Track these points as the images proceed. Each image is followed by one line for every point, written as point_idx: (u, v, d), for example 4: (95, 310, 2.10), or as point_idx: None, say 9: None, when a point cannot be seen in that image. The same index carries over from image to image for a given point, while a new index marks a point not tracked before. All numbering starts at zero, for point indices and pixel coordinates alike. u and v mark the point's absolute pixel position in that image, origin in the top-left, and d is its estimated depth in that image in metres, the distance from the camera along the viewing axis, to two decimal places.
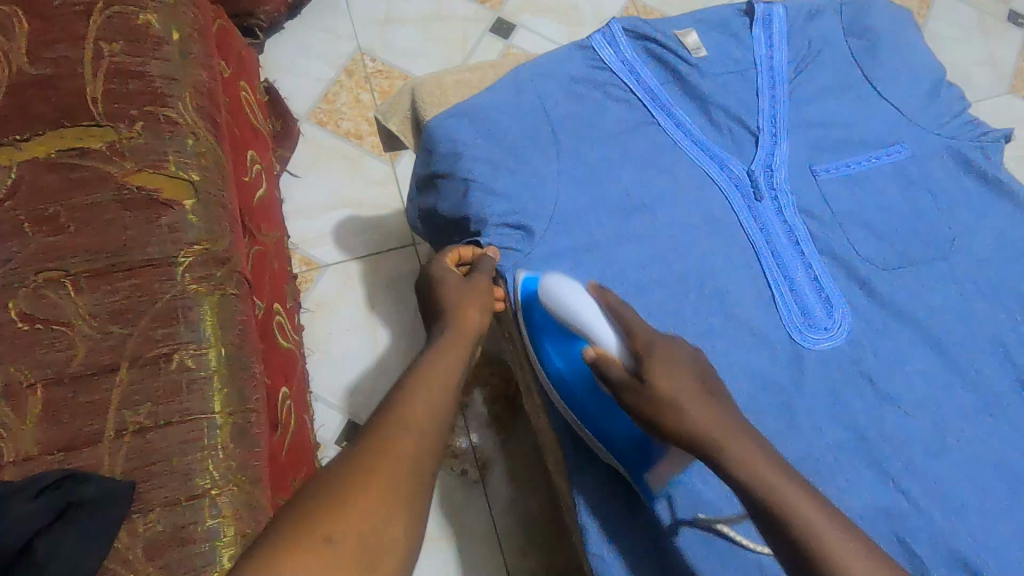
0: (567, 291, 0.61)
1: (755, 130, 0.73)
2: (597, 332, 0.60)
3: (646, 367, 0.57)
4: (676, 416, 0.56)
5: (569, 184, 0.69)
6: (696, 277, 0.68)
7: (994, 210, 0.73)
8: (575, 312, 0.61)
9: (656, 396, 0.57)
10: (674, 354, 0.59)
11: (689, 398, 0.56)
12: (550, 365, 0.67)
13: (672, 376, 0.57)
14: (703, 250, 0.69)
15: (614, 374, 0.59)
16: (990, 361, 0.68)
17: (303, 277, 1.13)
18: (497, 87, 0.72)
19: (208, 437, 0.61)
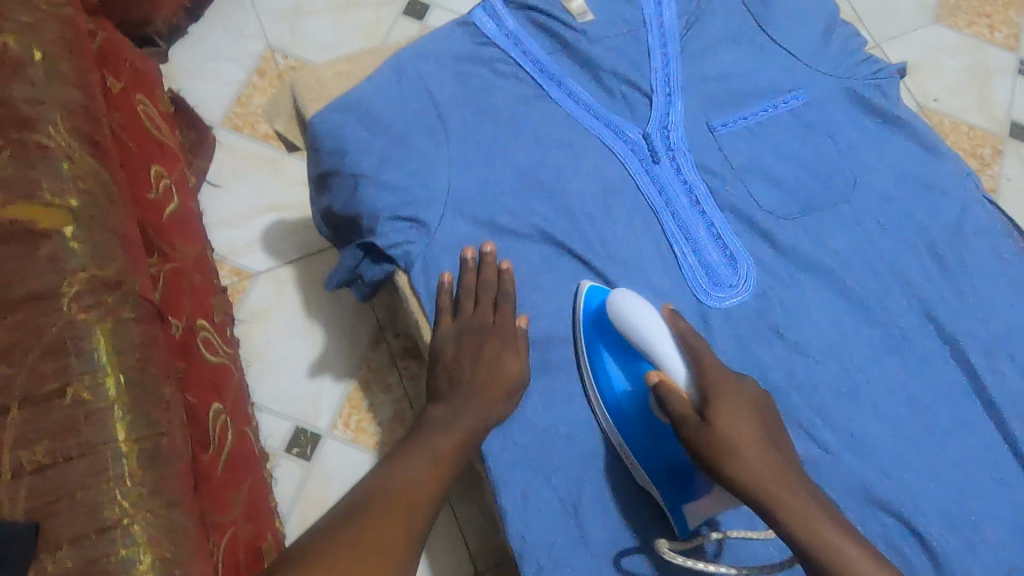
0: (638, 311, 0.60)
1: (649, 92, 0.72)
2: (665, 360, 0.59)
3: (712, 408, 0.56)
4: (735, 457, 0.55)
5: (462, 168, 0.67)
6: (598, 249, 0.67)
7: (895, 146, 0.73)
8: (642, 335, 0.60)
9: (717, 435, 0.55)
10: (737, 392, 0.58)
11: (748, 444, 0.55)
12: (607, 389, 0.64)
13: (736, 418, 0.56)
14: (607, 220, 0.68)
15: (673, 400, 0.58)
16: (898, 298, 0.68)
17: (234, 288, 1.11)
18: (378, 75, 0.69)
19: (114, 467, 0.59)
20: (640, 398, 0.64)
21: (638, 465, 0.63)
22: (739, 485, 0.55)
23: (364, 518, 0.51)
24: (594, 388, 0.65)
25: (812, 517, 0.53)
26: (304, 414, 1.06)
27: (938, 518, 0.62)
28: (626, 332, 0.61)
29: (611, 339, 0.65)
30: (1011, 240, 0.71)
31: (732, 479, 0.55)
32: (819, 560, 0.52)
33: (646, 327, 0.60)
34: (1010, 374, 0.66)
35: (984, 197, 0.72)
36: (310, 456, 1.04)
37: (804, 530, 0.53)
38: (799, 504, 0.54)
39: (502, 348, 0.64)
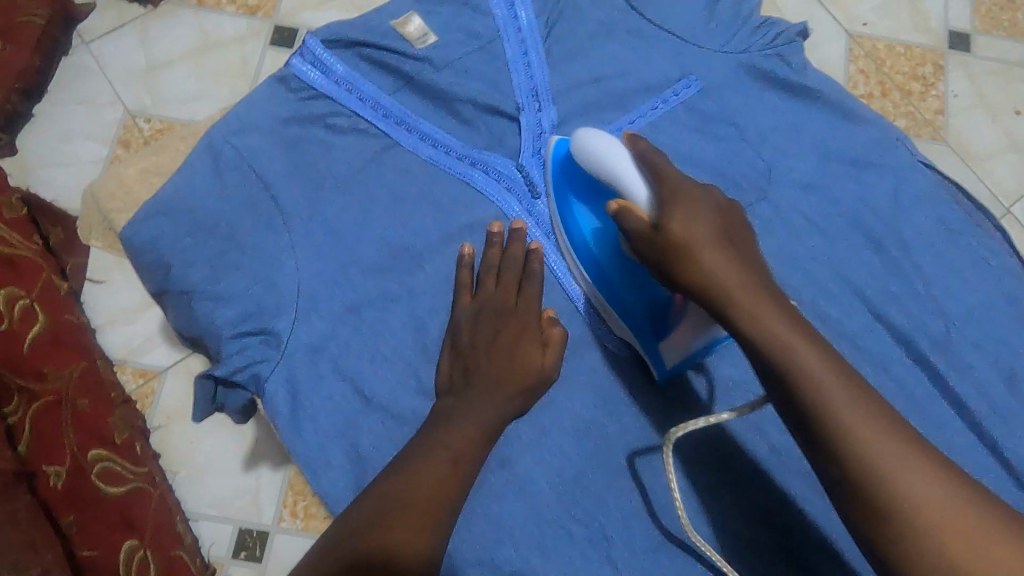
0: (605, 149, 0.51)
1: (515, 113, 0.61)
2: (624, 181, 0.50)
3: (666, 210, 0.48)
4: (686, 253, 0.47)
5: (310, 255, 0.56)
6: (506, 307, 0.53)
7: (810, 121, 0.63)
8: (606, 164, 0.51)
9: (670, 240, 0.48)
10: (701, 202, 0.49)
11: (708, 245, 0.47)
12: (573, 221, 0.57)
13: (694, 223, 0.48)
14: (500, 271, 0.55)
15: (633, 225, 0.49)
16: (839, 302, 0.59)
17: (141, 391, 0.93)
18: (192, 164, 0.58)
19: None
20: (608, 239, 0.55)
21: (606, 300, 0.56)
22: (694, 281, 0.47)
23: (389, 522, 0.44)
24: (554, 213, 0.58)
25: (808, 358, 0.44)
26: (246, 515, 0.89)
27: None
28: (591, 165, 0.52)
29: (579, 179, 0.56)
30: (957, 204, 0.61)
31: (680, 262, 0.48)
32: (769, 348, 0.45)
33: (610, 157, 0.51)
34: (975, 365, 0.57)
35: (919, 159, 0.62)
36: (262, 556, 0.88)
37: (797, 370, 0.44)
38: (754, 299, 0.46)
39: (486, 402, 0.50)
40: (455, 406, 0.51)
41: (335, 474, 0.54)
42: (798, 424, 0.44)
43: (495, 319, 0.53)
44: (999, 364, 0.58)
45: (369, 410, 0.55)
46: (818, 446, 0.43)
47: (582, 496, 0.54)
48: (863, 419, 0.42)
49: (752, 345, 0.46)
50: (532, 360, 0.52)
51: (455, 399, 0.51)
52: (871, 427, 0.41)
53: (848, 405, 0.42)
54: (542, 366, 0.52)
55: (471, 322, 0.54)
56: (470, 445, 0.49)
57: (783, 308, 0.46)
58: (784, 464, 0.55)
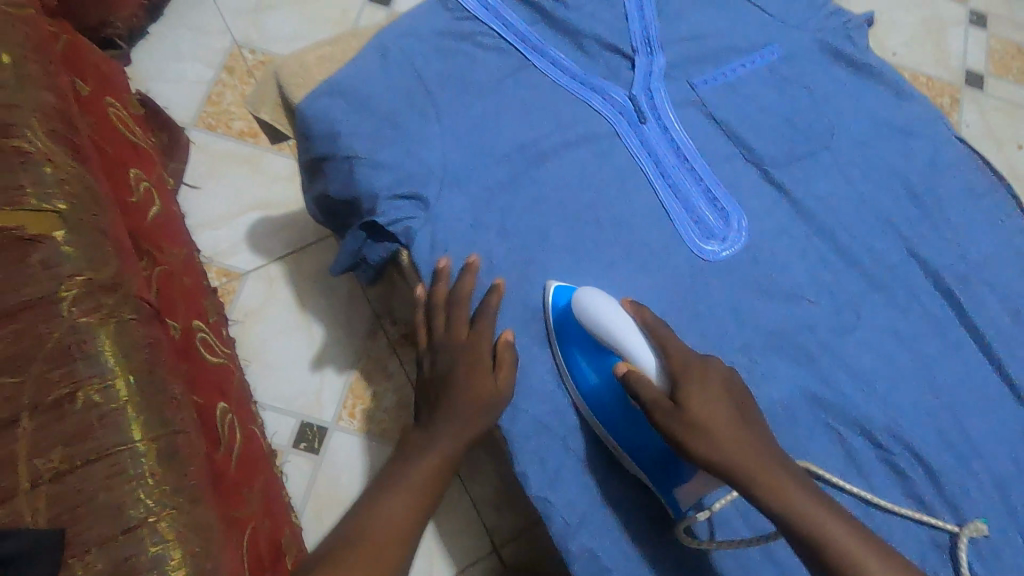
0: (609, 315, 0.60)
1: (631, 54, 0.73)
2: (631, 347, 0.59)
3: (683, 391, 0.56)
4: (710, 443, 0.55)
5: (454, 144, 0.67)
6: (460, 347, 0.63)
7: (869, 93, 0.75)
8: (608, 326, 0.60)
9: (690, 417, 0.56)
10: (708, 375, 0.58)
11: (721, 426, 0.56)
12: (578, 373, 0.64)
13: (714, 407, 0.56)
14: (457, 307, 0.64)
15: (643, 390, 0.58)
16: (882, 239, 0.71)
17: (224, 289, 1.09)
18: (362, 57, 0.69)
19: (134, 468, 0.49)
20: (613, 392, 0.63)
21: (625, 449, 0.64)
22: (720, 470, 0.55)
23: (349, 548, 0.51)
24: (563, 371, 0.65)
25: (801, 502, 0.53)
26: (309, 410, 1.05)
27: (935, 439, 0.65)
28: (596, 329, 0.61)
29: (582, 339, 0.64)
30: (982, 174, 0.74)
31: (708, 460, 0.55)
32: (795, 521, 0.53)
33: (614, 321, 0.60)
34: (989, 301, 0.69)
35: (954, 136, 0.75)
36: (319, 449, 1.04)
37: (800, 519, 0.53)
38: (764, 471, 0.55)
39: (432, 443, 0.60)
40: (418, 447, 0.61)
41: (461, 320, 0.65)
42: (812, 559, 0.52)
43: (456, 349, 0.63)
44: (1008, 304, 0.70)
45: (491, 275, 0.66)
46: None
47: None
48: (833, 520, 0.52)
49: (785, 522, 0.53)
50: (484, 387, 0.61)
51: (421, 430, 0.62)
52: (848, 535, 0.52)
53: (805, 498, 0.54)
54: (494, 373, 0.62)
55: (432, 359, 0.64)
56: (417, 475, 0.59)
57: (771, 455, 0.56)
58: (832, 360, 0.66)
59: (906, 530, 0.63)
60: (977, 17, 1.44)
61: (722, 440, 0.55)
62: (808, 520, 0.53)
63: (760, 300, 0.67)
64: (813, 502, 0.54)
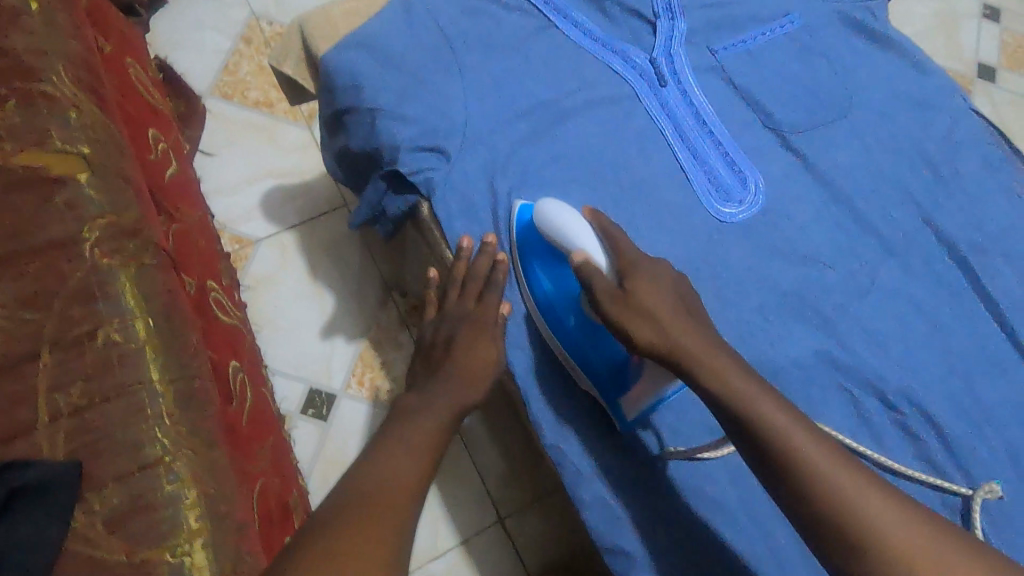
0: (561, 214, 0.60)
1: (652, 18, 0.73)
2: (578, 242, 0.59)
3: (630, 284, 0.57)
4: (654, 326, 0.56)
5: (476, 99, 0.68)
6: (464, 313, 0.65)
7: (888, 64, 0.76)
8: (560, 223, 0.60)
9: (631, 305, 0.57)
10: (654, 272, 0.59)
11: (663, 314, 0.56)
12: (536, 283, 0.66)
13: (653, 293, 0.57)
14: (466, 284, 0.65)
15: (590, 279, 0.58)
16: (898, 206, 0.71)
17: (237, 255, 1.10)
18: (386, 13, 0.70)
19: (151, 407, 0.52)
20: (569, 295, 0.65)
21: (583, 372, 0.65)
22: (664, 350, 0.56)
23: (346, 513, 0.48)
24: (523, 284, 0.67)
25: (766, 406, 0.52)
26: (318, 376, 1.06)
27: (946, 403, 0.65)
28: (545, 227, 0.61)
29: (540, 249, 0.66)
30: (998, 147, 0.75)
31: (656, 347, 0.56)
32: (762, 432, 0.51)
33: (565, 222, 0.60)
34: (1003, 270, 0.70)
35: (970, 109, 0.76)
36: (327, 415, 1.04)
37: (772, 434, 0.51)
38: (716, 360, 0.54)
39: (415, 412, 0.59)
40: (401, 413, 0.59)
41: (481, 272, 0.65)
42: (768, 467, 0.51)
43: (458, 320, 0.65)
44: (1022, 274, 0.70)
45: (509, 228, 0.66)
46: (799, 502, 0.49)
47: None
48: (804, 437, 0.50)
49: (750, 430, 0.51)
50: (485, 355, 0.63)
51: (415, 398, 0.61)
52: (827, 458, 0.49)
53: (777, 412, 0.51)
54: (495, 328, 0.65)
55: (438, 326, 0.66)
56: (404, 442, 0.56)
57: (729, 356, 0.55)
58: (845, 323, 0.67)
59: (921, 494, 0.63)
60: (992, 10, 1.45)
61: (664, 329, 0.56)
62: (798, 452, 0.49)
63: (776, 262, 0.68)
64: (759, 392, 0.53)
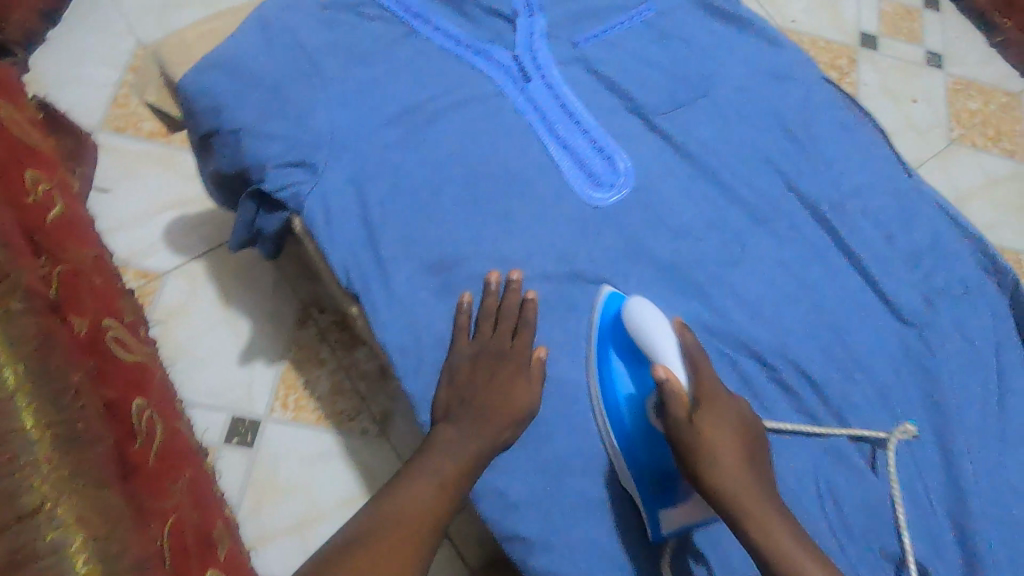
0: (660, 335, 0.61)
1: (512, 16, 0.75)
2: (667, 358, 0.60)
3: (700, 413, 0.58)
4: (716, 465, 0.57)
5: (341, 111, 0.68)
6: (503, 353, 0.64)
7: (743, 42, 0.80)
8: (651, 339, 0.61)
9: (700, 438, 0.58)
10: (727, 409, 0.60)
11: (726, 449, 0.58)
12: (608, 393, 0.64)
13: (720, 428, 0.58)
14: (499, 320, 0.65)
15: (674, 401, 0.58)
16: (762, 175, 0.75)
17: (143, 290, 1.07)
18: (242, 31, 0.69)
19: (24, 448, 0.40)
20: (638, 404, 0.64)
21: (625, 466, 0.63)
22: (720, 495, 0.57)
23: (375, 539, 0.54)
24: (596, 390, 0.65)
25: (779, 536, 0.56)
26: (239, 404, 1.04)
27: (820, 356, 0.69)
28: (637, 331, 0.62)
29: (621, 341, 0.65)
30: (851, 111, 0.79)
31: (711, 481, 0.58)
32: (774, 559, 0.55)
33: (659, 333, 0.61)
34: (864, 225, 0.74)
35: (822, 78, 0.80)
36: (253, 441, 1.03)
37: (769, 544, 0.56)
38: (758, 502, 0.57)
39: (435, 453, 0.61)
40: (438, 446, 0.61)
41: (362, 279, 0.65)
42: None
43: (491, 360, 0.64)
44: (881, 227, 0.74)
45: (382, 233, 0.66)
46: None
47: (562, 307, 0.68)
48: (804, 555, 0.55)
49: (766, 559, 0.55)
50: (515, 404, 0.62)
51: (454, 427, 0.62)
52: (818, 570, 0.54)
53: (787, 539, 0.55)
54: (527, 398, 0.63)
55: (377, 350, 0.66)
56: (420, 495, 0.58)
57: (762, 488, 0.58)
58: (719, 293, 0.70)
59: (801, 445, 0.67)
60: None
61: (727, 464, 0.57)
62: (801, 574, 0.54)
63: (650, 240, 0.71)
64: (790, 538, 0.56)
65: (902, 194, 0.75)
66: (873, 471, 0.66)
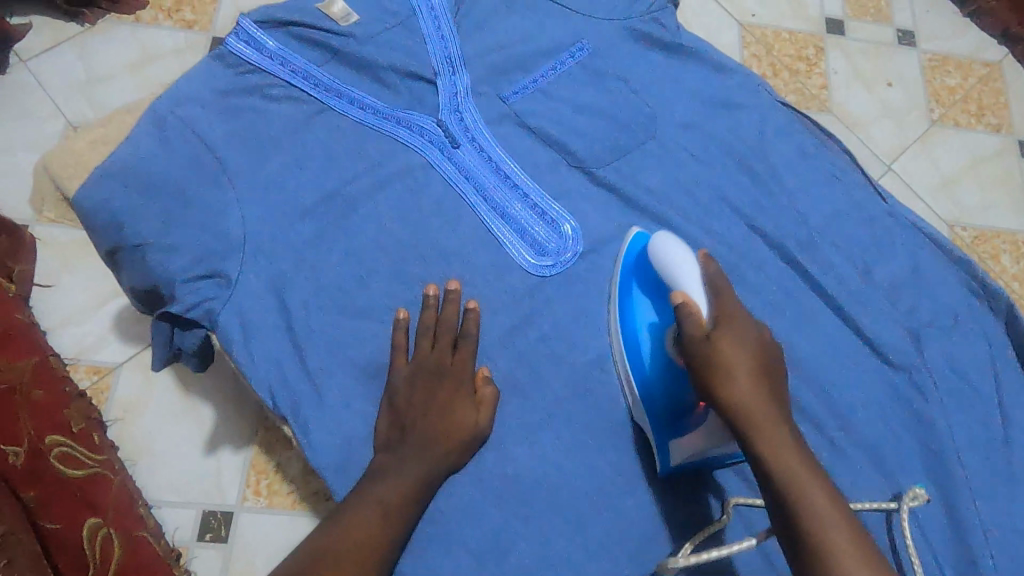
0: (679, 261, 0.56)
1: (432, 78, 0.69)
2: (685, 281, 0.55)
3: (720, 330, 0.52)
4: (737, 396, 0.50)
5: (253, 208, 0.63)
6: (442, 371, 0.60)
7: (686, 72, 0.73)
8: (671, 264, 0.56)
9: (718, 357, 0.51)
10: (749, 331, 0.53)
11: (744, 373, 0.51)
12: (644, 310, 0.61)
13: (740, 348, 0.52)
14: (435, 334, 0.61)
15: (688, 323, 0.52)
16: (721, 217, 0.69)
17: (94, 388, 0.94)
18: (137, 133, 0.64)
19: None
20: (663, 332, 0.60)
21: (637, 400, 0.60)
22: (744, 427, 0.50)
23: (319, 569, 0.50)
24: (622, 312, 0.62)
25: (802, 475, 0.48)
26: (209, 497, 0.91)
27: (799, 415, 0.64)
28: (658, 259, 0.58)
29: (647, 277, 0.62)
30: (811, 134, 0.73)
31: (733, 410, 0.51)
32: (793, 496, 0.48)
33: (680, 262, 0.56)
34: (837, 262, 0.68)
35: (777, 101, 0.74)
36: (228, 536, 0.90)
37: (790, 485, 0.48)
38: (787, 445, 0.50)
39: (387, 475, 0.56)
40: (379, 468, 0.57)
41: (294, 393, 0.61)
42: (794, 537, 0.48)
43: (430, 380, 0.59)
44: (855, 262, 0.68)
45: (311, 339, 0.61)
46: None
47: (515, 395, 0.62)
48: (827, 499, 0.48)
49: (783, 499, 0.48)
50: (463, 422, 0.59)
51: (394, 455, 0.57)
52: (841, 514, 0.47)
53: (816, 487, 0.48)
54: (476, 425, 0.59)
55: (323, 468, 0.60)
56: (364, 529, 0.53)
57: (790, 430, 0.51)
58: None
59: None
60: None
61: (745, 390, 0.51)
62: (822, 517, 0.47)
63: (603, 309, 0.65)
64: (810, 474, 0.49)
65: (875, 221, 0.69)
66: (870, 539, 0.61)
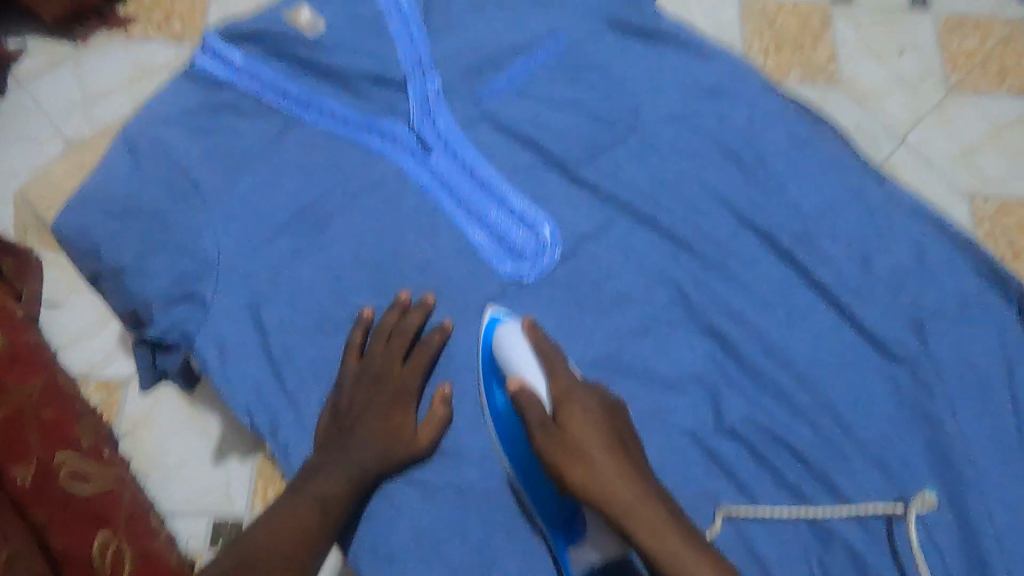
0: (515, 344, 0.57)
1: (403, 82, 0.67)
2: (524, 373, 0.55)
3: (562, 415, 0.53)
4: (585, 467, 0.51)
5: (227, 227, 0.62)
6: (388, 374, 0.59)
7: (669, 59, 0.70)
8: (513, 353, 0.57)
9: (570, 441, 0.52)
10: (591, 404, 0.54)
11: (598, 452, 0.51)
12: (492, 401, 0.59)
13: (588, 426, 0.52)
14: (390, 335, 0.60)
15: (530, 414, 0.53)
16: (708, 211, 0.66)
17: (107, 403, 0.97)
18: (111, 157, 0.64)
19: None
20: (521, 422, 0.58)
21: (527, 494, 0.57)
22: (595, 502, 0.51)
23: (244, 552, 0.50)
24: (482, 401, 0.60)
25: (671, 541, 0.49)
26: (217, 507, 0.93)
27: (793, 414, 0.61)
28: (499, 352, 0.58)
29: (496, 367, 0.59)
30: (804, 118, 0.69)
31: (584, 489, 0.51)
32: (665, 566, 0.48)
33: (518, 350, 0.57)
34: (833, 252, 0.64)
35: (766, 84, 0.70)
36: None
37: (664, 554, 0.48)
38: (644, 504, 0.50)
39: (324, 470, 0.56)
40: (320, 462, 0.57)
41: (274, 413, 0.61)
42: None
43: (374, 386, 0.59)
44: (854, 251, 0.64)
45: (291, 357, 0.61)
46: None
47: None
48: (693, 557, 0.48)
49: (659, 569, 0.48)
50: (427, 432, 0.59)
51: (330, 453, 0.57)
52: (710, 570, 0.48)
53: (677, 541, 0.49)
54: (423, 436, 0.59)
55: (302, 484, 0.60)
56: (296, 520, 0.54)
57: (644, 483, 0.51)
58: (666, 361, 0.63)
59: (783, 522, 0.59)
60: None
61: (602, 470, 0.51)
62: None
63: (585, 312, 0.64)
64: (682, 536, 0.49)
65: (874, 206, 0.65)
66: (876, 544, 0.58)
